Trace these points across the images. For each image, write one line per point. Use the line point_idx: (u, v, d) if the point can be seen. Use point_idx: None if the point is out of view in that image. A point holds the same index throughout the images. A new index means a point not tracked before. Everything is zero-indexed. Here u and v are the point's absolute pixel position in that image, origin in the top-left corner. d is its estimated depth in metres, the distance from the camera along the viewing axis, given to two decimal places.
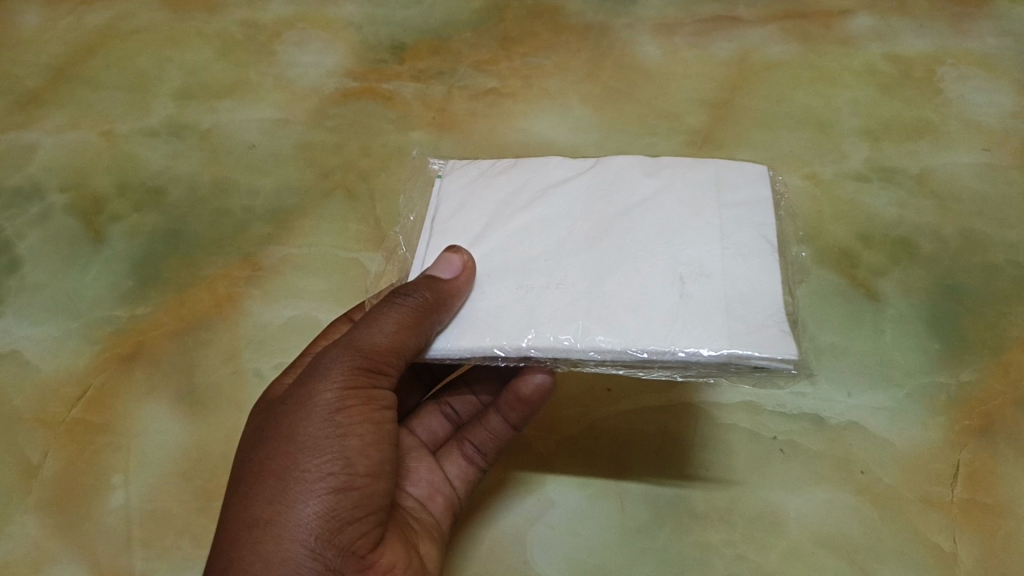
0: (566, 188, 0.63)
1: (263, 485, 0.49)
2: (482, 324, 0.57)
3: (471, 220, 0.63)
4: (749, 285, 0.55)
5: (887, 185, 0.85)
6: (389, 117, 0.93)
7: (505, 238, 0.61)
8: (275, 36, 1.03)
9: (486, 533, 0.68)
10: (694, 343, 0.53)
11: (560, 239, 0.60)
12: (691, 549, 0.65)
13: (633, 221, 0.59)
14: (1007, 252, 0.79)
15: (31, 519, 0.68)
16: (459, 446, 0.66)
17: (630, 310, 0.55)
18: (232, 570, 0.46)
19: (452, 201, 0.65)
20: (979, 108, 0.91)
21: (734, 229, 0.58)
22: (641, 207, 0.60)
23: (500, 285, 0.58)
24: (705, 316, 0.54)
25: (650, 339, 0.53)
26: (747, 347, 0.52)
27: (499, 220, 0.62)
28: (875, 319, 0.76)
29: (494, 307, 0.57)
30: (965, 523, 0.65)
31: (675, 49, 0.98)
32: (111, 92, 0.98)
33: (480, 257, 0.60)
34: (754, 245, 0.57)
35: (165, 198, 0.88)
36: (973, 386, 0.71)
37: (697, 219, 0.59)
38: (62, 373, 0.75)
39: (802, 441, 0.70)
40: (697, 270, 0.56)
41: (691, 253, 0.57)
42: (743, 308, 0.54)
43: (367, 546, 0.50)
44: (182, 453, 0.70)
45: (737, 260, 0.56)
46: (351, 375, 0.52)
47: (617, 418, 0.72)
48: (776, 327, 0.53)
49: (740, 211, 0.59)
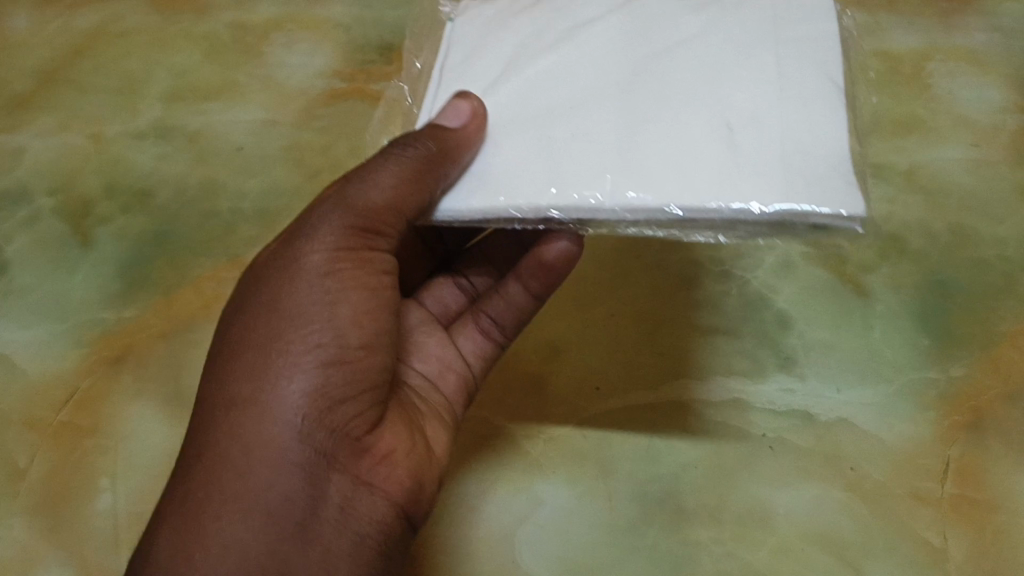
0: (598, 27, 0.63)
1: (244, 357, 0.54)
2: (499, 184, 0.58)
3: (485, 68, 0.65)
4: (806, 130, 0.55)
5: (876, 181, 0.85)
6: (377, 118, 0.93)
7: (522, 90, 0.62)
8: (263, 37, 1.02)
9: (476, 527, 0.68)
10: (741, 199, 0.53)
11: (585, 88, 0.61)
12: (681, 546, 0.65)
13: (672, 61, 0.60)
14: (996, 248, 0.79)
15: (19, 521, 0.68)
16: (474, 322, 0.73)
17: (670, 165, 0.55)
18: (218, 443, 0.52)
19: (467, 46, 0.67)
20: (968, 103, 0.90)
21: (796, 72, 0.57)
22: (682, 47, 0.60)
23: (521, 139, 0.60)
24: (758, 167, 0.54)
25: (687, 196, 0.53)
26: (800, 202, 0.52)
27: (515, 69, 0.63)
28: (864, 315, 0.75)
29: (512, 163, 0.59)
30: (956, 519, 0.65)
31: None
32: (99, 94, 0.98)
33: (494, 109, 0.62)
34: (814, 90, 0.56)
35: (153, 199, 0.88)
36: (963, 381, 0.71)
37: (752, 55, 0.58)
38: (50, 376, 0.75)
39: (791, 437, 0.70)
40: (745, 115, 0.56)
41: (741, 98, 0.57)
42: (801, 160, 0.53)
43: (362, 428, 0.55)
44: (170, 455, 0.71)
45: (796, 104, 0.56)
46: (342, 236, 0.57)
47: (608, 415, 0.72)
48: (838, 178, 0.52)
49: (801, 46, 0.59)
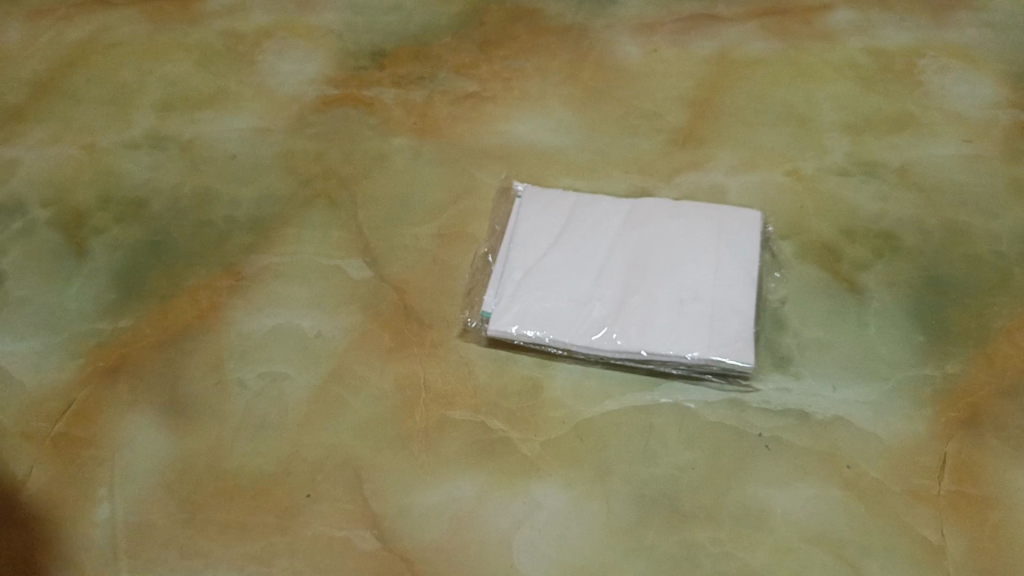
0: (607, 256, 0.77)
1: None
2: (541, 315, 0.74)
3: (529, 256, 0.77)
4: (729, 311, 0.72)
5: (868, 178, 0.85)
6: (370, 123, 0.93)
7: (549, 286, 0.75)
8: (256, 45, 1.02)
9: (473, 533, 0.67)
10: (683, 348, 0.71)
11: (595, 296, 0.75)
12: (679, 548, 0.65)
13: (647, 282, 0.75)
14: (989, 243, 0.80)
15: (18, 532, 0.68)
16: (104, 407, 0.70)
17: (638, 333, 0.72)
18: None
19: (522, 227, 0.79)
20: (960, 99, 0.91)
21: (725, 264, 0.75)
22: (659, 279, 0.75)
23: (556, 309, 0.74)
24: (692, 328, 0.72)
25: (651, 345, 0.71)
26: (721, 354, 0.70)
27: (549, 273, 0.76)
28: (859, 313, 0.76)
29: (550, 312, 0.74)
30: (954, 515, 0.65)
31: (655, 49, 0.98)
32: (93, 105, 0.98)
33: (535, 267, 0.76)
34: (737, 275, 0.74)
35: (147, 210, 0.88)
36: (958, 377, 0.72)
37: (698, 254, 0.76)
38: (46, 388, 0.75)
39: (788, 436, 0.69)
40: (688, 297, 0.74)
41: (687, 286, 0.74)
42: (721, 324, 0.72)
43: None
44: (166, 464, 0.71)
45: (723, 315, 0.72)
46: None
47: (603, 418, 0.71)
48: (742, 340, 0.71)
49: (738, 250, 0.76)
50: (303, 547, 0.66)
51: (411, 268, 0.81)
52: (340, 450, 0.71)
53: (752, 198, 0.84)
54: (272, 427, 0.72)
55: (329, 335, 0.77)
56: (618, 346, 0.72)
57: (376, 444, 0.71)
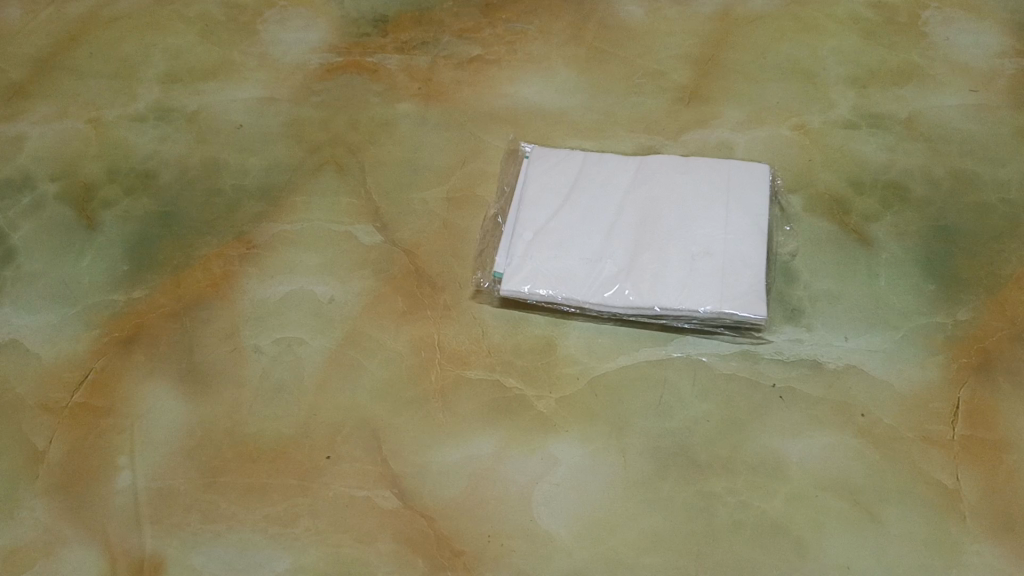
0: (616, 214, 0.77)
1: None
2: (552, 276, 0.74)
3: (539, 215, 0.78)
4: (741, 265, 0.73)
5: (875, 130, 0.85)
6: (375, 90, 0.93)
7: (560, 244, 0.76)
8: (257, 15, 1.02)
9: (492, 488, 0.67)
10: (695, 304, 0.71)
11: (605, 252, 0.75)
12: (696, 499, 0.66)
13: (659, 237, 0.75)
14: (997, 191, 0.80)
15: (41, 503, 0.69)
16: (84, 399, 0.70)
17: (652, 289, 0.72)
18: None
19: (531, 186, 0.79)
20: (965, 49, 0.90)
21: (736, 219, 0.75)
22: (670, 234, 0.75)
23: (567, 269, 0.74)
24: (703, 283, 0.72)
25: (663, 300, 0.71)
26: (732, 308, 0.71)
27: (557, 232, 0.76)
28: (869, 264, 0.76)
29: (562, 272, 0.74)
30: (967, 459, 0.66)
31: (657, 8, 0.97)
32: (96, 79, 0.97)
33: (543, 229, 0.77)
34: (749, 228, 0.75)
35: (155, 181, 0.88)
36: (970, 325, 0.72)
37: (708, 210, 0.76)
38: (64, 359, 0.76)
39: (801, 386, 0.70)
40: (701, 252, 0.74)
41: (700, 240, 0.75)
42: (733, 277, 0.72)
43: None
44: (186, 431, 0.71)
45: (736, 269, 0.72)
46: None
47: (617, 374, 0.72)
48: (754, 294, 0.71)
49: (748, 204, 0.76)
50: (325, 508, 0.67)
51: (421, 232, 0.81)
52: (357, 411, 0.71)
53: (759, 153, 0.84)
54: (289, 391, 0.73)
55: (342, 300, 0.77)
56: (631, 303, 0.72)
57: (393, 405, 0.72)
